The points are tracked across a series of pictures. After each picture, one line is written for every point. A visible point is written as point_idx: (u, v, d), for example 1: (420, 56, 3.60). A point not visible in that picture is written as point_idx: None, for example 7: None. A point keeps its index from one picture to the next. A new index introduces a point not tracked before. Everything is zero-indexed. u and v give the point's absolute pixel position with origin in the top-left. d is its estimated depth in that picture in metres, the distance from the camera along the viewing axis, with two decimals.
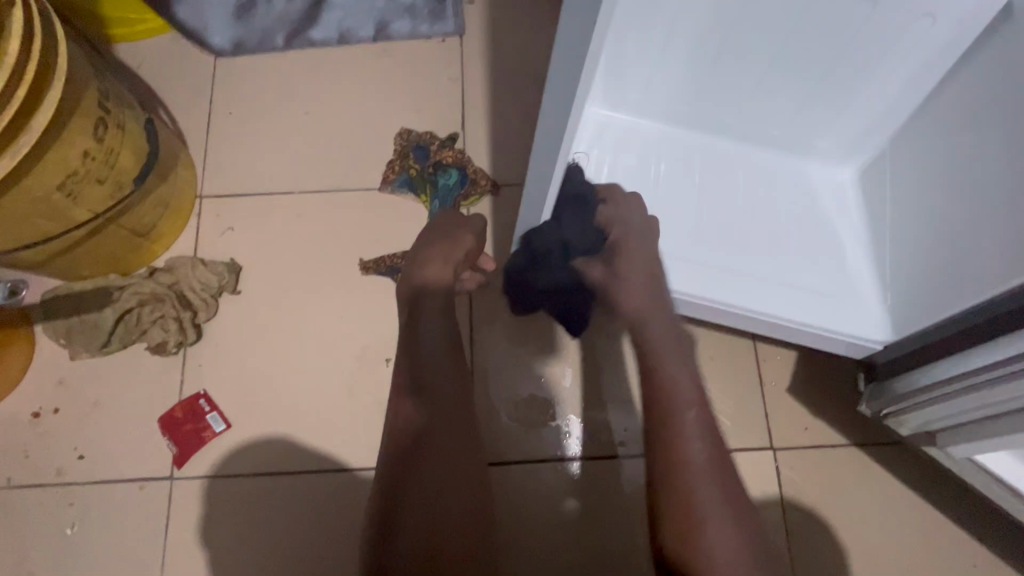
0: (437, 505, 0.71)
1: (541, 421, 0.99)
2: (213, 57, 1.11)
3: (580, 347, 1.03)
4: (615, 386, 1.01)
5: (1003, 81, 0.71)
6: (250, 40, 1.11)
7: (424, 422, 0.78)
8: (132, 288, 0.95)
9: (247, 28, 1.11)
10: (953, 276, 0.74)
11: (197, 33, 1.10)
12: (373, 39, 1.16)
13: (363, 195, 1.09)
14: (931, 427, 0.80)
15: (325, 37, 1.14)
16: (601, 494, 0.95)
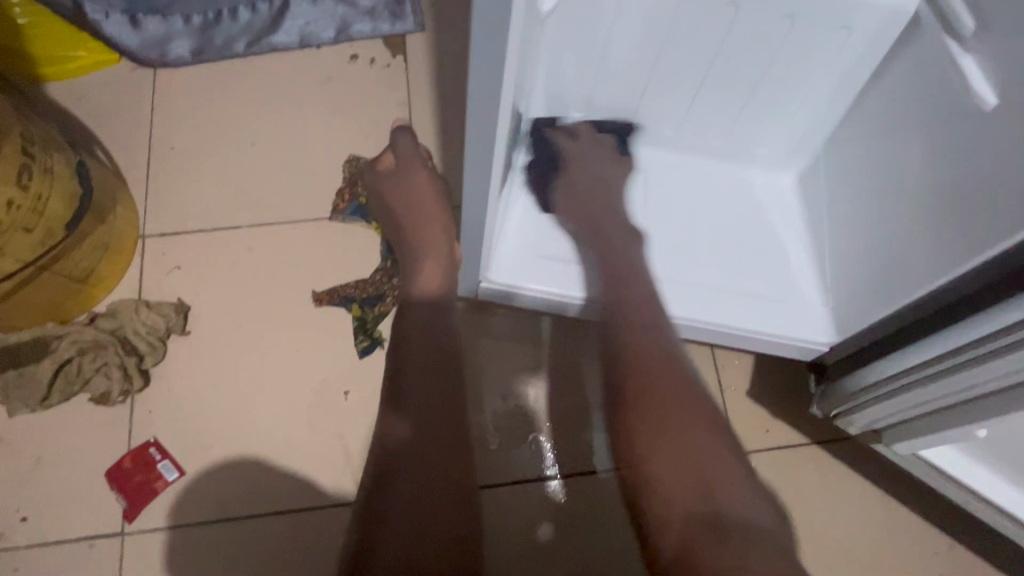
0: (430, 508, 0.62)
1: (521, 436, 0.95)
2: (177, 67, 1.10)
3: (563, 357, 0.98)
4: (579, 405, 0.96)
5: (924, 82, 0.67)
6: (212, 49, 1.10)
7: (425, 423, 0.69)
8: (72, 337, 0.92)
9: (209, 37, 1.08)
10: (885, 282, 0.71)
11: (157, 44, 1.07)
12: (336, 41, 1.13)
13: (314, 224, 1.04)
14: (879, 426, 0.74)
15: (288, 44, 1.11)
16: (579, 505, 0.91)
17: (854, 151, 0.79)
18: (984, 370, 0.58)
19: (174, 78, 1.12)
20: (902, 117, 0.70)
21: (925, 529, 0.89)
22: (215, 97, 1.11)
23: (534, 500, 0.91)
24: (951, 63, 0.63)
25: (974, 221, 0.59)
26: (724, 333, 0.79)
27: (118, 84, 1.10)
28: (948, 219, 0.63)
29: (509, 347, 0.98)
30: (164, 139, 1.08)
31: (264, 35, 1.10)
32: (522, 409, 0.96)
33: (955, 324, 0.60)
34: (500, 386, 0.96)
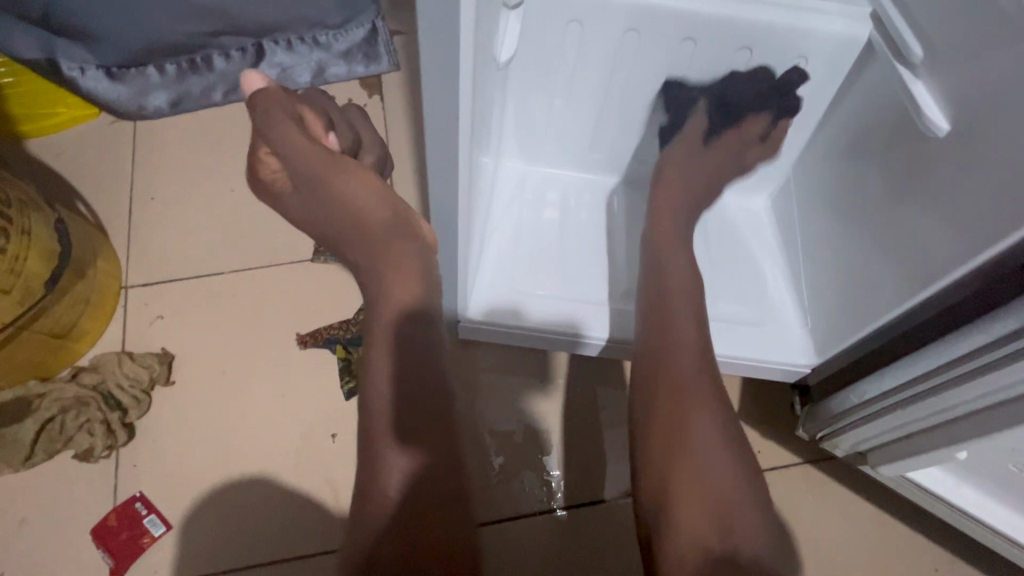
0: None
1: (528, 460, 0.94)
2: (155, 117, 1.12)
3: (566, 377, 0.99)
4: (571, 436, 0.95)
5: (883, 105, 0.68)
6: (189, 98, 1.11)
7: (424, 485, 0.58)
8: (54, 395, 0.91)
9: (184, 87, 1.09)
10: (858, 303, 0.71)
11: (133, 99, 1.08)
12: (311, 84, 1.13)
13: (296, 267, 1.05)
14: (863, 448, 0.74)
15: None
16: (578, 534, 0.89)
17: (822, 174, 0.80)
18: (971, 387, 0.56)
19: (155, 129, 1.13)
20: (865, 141, 0.72)
21: (925, 545, 0.88)
22: (196, 145, 1.13)
23: (539, 533, 0.90)
24: (904, 88, 0.64)
25: (936, 244, 0.60)
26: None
27: (99, 138, 1.12)
28: (912, 241, 0.64)
29: (504, 378, 0.98)
30: (145, 189, 1.09)
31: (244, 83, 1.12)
32: (529, 430, 0.95)
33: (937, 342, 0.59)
34: (494, 419, 0.95)
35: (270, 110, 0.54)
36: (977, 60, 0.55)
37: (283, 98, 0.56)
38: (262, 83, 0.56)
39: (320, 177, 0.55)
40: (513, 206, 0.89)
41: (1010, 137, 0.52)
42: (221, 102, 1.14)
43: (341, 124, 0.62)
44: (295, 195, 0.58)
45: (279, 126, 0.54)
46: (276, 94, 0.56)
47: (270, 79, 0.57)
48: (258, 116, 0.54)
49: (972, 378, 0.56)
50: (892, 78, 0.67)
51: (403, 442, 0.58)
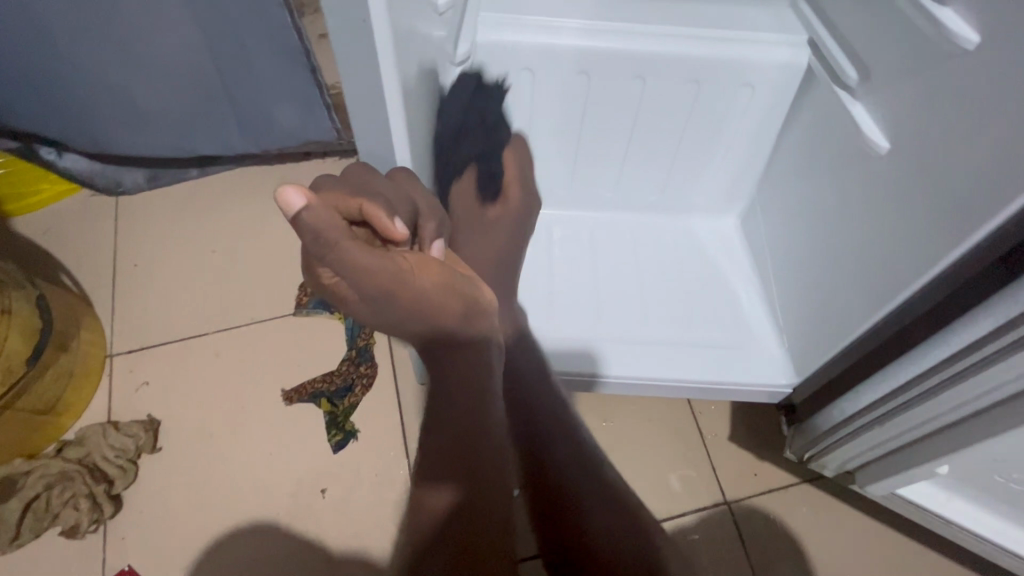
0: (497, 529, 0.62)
1: None
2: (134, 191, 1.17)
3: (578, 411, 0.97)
4: None
5: (829, 127, 0.71)
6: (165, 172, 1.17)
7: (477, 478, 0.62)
8: (38, 471, 0.91)
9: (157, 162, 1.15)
10: (827, 319, 0.71)
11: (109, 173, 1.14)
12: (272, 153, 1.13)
13: (281, 323, 1.06)
14: (851, 465, 0.73)
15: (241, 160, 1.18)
16: None
17: (782, 193, 0.82)
18: (947, 397, 0.56)
19: (138, 199, 1.17)
20: (816, 162, 0.73)
21: (935, 562, 0.85)
22: (177, 211, 1.16)
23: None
24: (845, 110, 0.67)
25: (888, 259, 0.61)
26: (684, 388, 0.79)
27: (83, 211, 1.15)
28: (868, 255, 0.65)
29: None
30: (127, 258, 1.11)
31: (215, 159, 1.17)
32: None
33: (909, 354, 0.59)
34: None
35: (329, 239, 0.40)
36: (905, 80, 0.57)
37: (333, 219, 0.39)
38: (304, 205, 0.37)
39: (392, 288, 0.46)
40: None
41: (942, 153, 0.54)
42: (199, 175, 1.19)
43: (401, 201, 0.48)
44: (366, 309, 0.48)
45: (340, 250, 0.40)
46: (332, 223, 0.39)
47: (311, 193, 0.38)
48: (319, 249, 0.40)
49: (946, 388, 0.56)
50: (834, 100, 0.69)
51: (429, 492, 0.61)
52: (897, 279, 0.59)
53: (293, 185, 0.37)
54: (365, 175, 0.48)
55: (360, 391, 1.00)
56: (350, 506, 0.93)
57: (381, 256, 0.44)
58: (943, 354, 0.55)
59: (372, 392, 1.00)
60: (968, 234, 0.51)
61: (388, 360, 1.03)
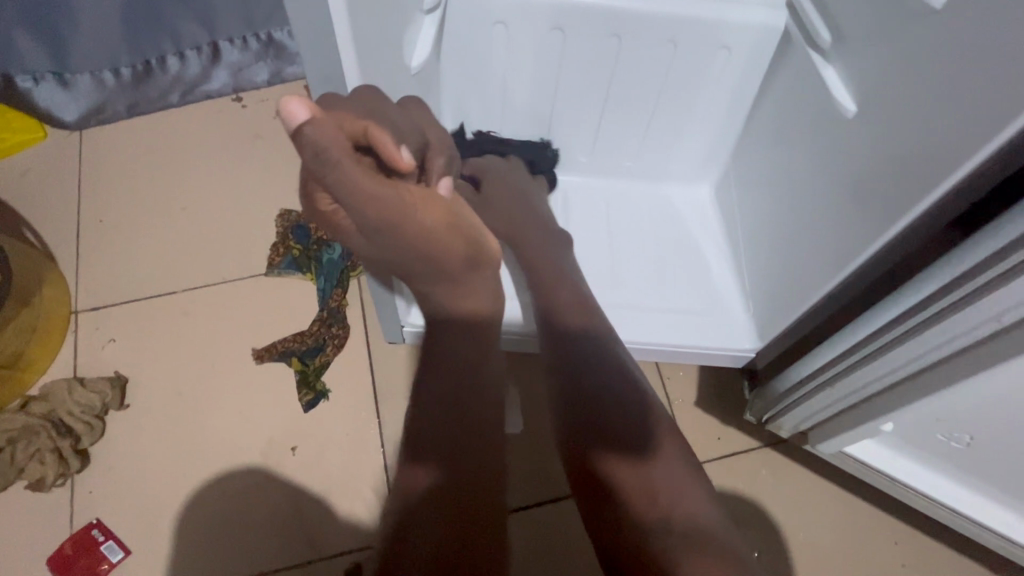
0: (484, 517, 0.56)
1: (517, 464, 0.93)
2: (113, 121, 1.14)
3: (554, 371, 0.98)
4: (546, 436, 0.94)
5: (800, 92, 0.70)
6: (144, 101, 1.13)
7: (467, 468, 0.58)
8: (2, 425, 0.90)
9: (138, 91, 1.11)
10: (790, 284, 0.73)
11: (91, 104, 1.10)
12: (268, 83, 1.17)
13: (251, 282, 1.04)
14: (805, 427, 0.76)
15: (222, 88, 1.15)
16: (556, 534, 0.89)
17: (756, 161, 0.82)
18: (893, 357, 0.58)
19: (103, 152, 1.13)
20: (789, 125, 0.73)
21: (884, 521, 0.90)
22: (145, 166, 1.12)
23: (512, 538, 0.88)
24: (817, 73, 0.66)
25: (849, 223, 0.62)
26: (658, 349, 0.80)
27: (45, 162, 1.11)
28: (832, 219, 0.65)
29: None
30: (92, 213, 1.08)
31: (197, 86, 1.14)
32: (515, 440, 0.94)
33: (863, 317, 0.60)
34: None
35: (334, 159, 0.42)
36: (873, 40, 0.57)
37: (334, 136, 0.42)
38: (307, 119, 0.41)
39: (388, 211, 0.49)
40: None
41: (902, 117, 0.54)
42: (179, 103, 1.16)
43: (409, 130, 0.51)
44: (360, 233, 0.52)
45: (342, 171, 0.43)
46: (336, 140, 0.41)
47: (318, 109, 0.41)
48: (319, 168, 0.42)
49: (891, 351, 0.58)
50: (807, 63, 0.68)
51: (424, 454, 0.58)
52: (857, 243, 0.60)
53: (300, 99, 0.41)
54: (373, 99, 0.49)
55: (331, 352, 1.00)
56: (319, 464, 0.94)
57: (376, 183, 0.46)
58: (897, 312, 0.56)
59: (343, 353, 1.00)
60: (920, 196, 0.52)
61: (361, 322, 1.03)
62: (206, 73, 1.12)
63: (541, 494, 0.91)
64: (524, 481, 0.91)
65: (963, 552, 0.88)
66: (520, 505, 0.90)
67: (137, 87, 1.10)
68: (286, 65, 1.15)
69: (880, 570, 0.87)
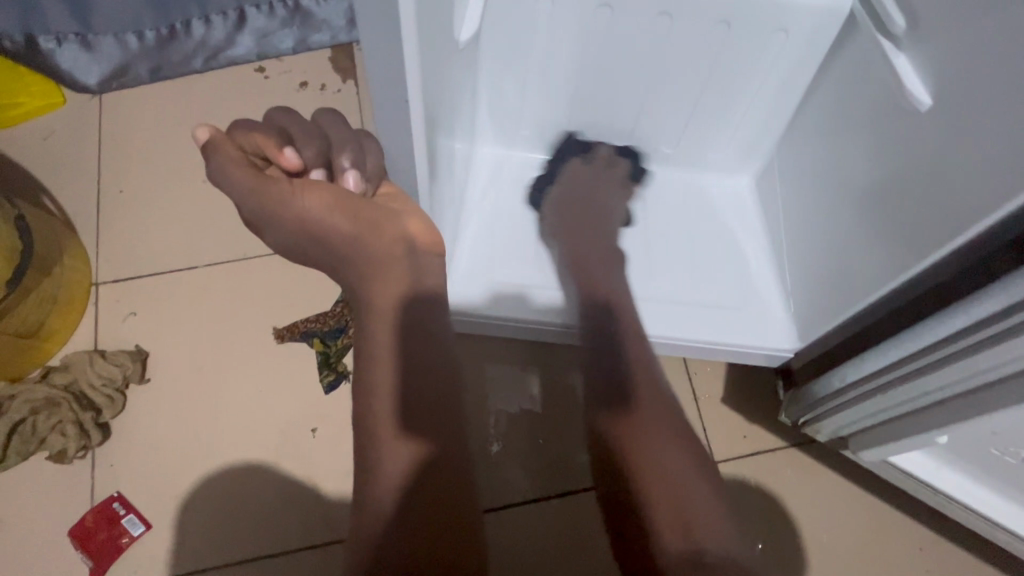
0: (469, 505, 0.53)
1: (531, 451, 0.92)
2: (136, 84, 1.12)
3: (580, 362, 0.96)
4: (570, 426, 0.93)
5: (863, 82, 0.66)
6: (167, 64, 1.10)
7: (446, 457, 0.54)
8: (23, 396, 0.89)
9: (162, 54, 1.08)
10: (837, 285, 0.70)
11: (114, 66, 1.07)
12: (293, 51, 1.14)
13: (273, 260, 1.02)
14: (846, 431, 0.74)
15: (246, 55, 1.12)
16: (575, 524, 0.88)
17: (804, 154, 0.78)
18: (949, 370, 0.55)
19: (123, 120, 1.10)
20: (846, 119, 0.69)
21: (910, 528, 0.88)
22: (165, 136, 1.10)
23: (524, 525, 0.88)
24: (886, 62, 0.62)
25: (910, 225, 0.59)
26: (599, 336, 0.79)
27: (64, 129, 1.09)
28: (891, 221, 0.62)
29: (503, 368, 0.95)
30: (112, 183, 1.06)
31: (221, 51, 1.11)
32: (530, 429, 0.93)
33: (920, 326, 0.57)
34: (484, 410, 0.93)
35: (218, 166, 0.51)
36: (953, 28, 0.53)
37: (217, 149, 0.51)
38: (200, 139, 0.52)
39: (277, 210, 0.52)
40: (493, 193, 0.87)
41: (983, 114, 0.51)
42: (202, 69, 1.13)
43: (307, 135, 0.52)
44: (269, 231, 0.55)
45: (224, 175, 0.51)
46: (213, 151, 0.51)
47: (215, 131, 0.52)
48: (218, 176, 0.52)
49: (948, 363, 0.55)
50: (874, 52, 0.64)
51: (411, 433, 0.53)
52: (919, 247, 0.57)
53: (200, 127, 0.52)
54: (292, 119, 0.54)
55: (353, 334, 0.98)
56: (339, 447, 0.93)
57: (257, 177, 0.50)
58: (956, 325, 0.53)
59: None
60: (997, 203, 0.49)
61: None
62: (231, 38, 1.09)
63: (561, 485, 0.90)
64: (532, 468, 0.90)
65: (992, 563, 0.86)
66: (538, 496, 0.89)
67: (161, 50, 1.07)
68: (313, 33, 1.12)
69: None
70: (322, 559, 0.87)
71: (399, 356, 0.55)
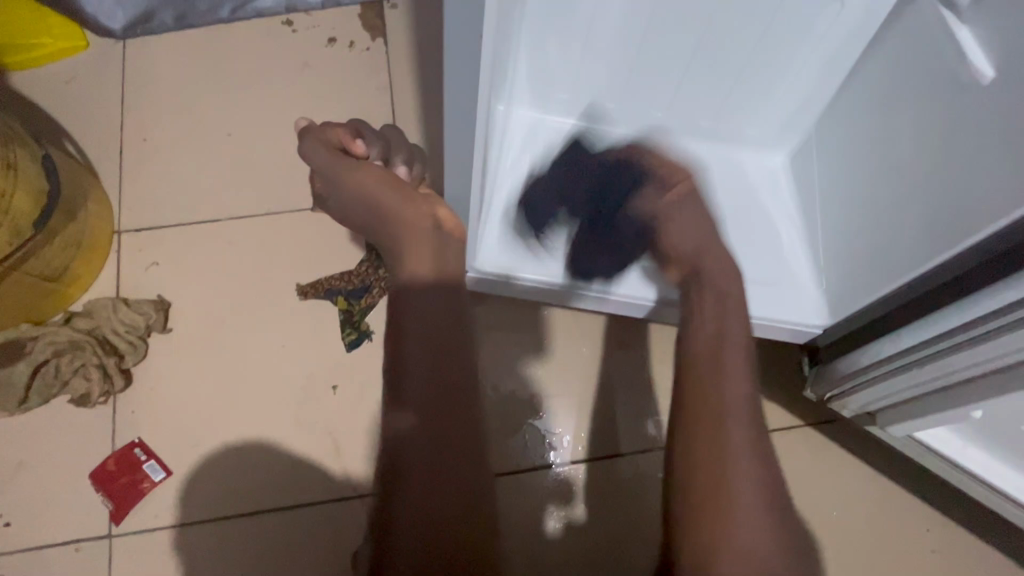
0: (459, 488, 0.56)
1: (521, 423, 0.92)
2: (160, 33, 1.10)
3: (602, 332, 0.96)
4: (586, 394, 0.93)
5: (919, 54, 0.66)
6: (193, 12, 1.08)
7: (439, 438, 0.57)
8: (46, 338, 0.90)
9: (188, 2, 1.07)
10: (874, 261, 0.70)
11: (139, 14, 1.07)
12: (323, 5, 1.11)
13: (297, 216, 1.01)
14: (872, 407, 0.74)
15: (273, 7, 1.10)
16: (575, 495, 0.89)
17: (844, 131, 0.78)
18: (983, 347, 0.55)
19: (147, 67, 1.08)
20: (895, 95, 0.69)
21: (920, 510, 0.89)
22: (189, 86, 1.08)
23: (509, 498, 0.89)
24: (947, 33, 0.61)
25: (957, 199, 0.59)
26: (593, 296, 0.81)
27: (87, 73, 1.06)
28: (937, 198, 0.62)
29: (506, 337, 0.95)
30: (135, 131, 1.05)
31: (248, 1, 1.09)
32: (525, 400, 0.93)
33: (960, 301, 0.57)
34: None
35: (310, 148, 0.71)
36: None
37: (313, 136, 0.72)
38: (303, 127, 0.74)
39: (343, 172, 0.68)
40: (528, 155, 0.86)
41: None
42: (228, 19, 1.11)
43: (373, 139, 0.75)
44: (332, 199, 0.71)
45: (313, 153, 0.70)
46: (309, 138, 0.72)
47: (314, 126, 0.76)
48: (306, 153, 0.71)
49: (982, 341, 0.55)
50: (934, 23, 0.63)
51: (413, 408, 0.58)
52: (968, 221, 0.57)
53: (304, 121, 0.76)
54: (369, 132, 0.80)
55: (377, 294, 0.98)
56: (359, 404, 0.93)
57: (336, 153, 0.70)
58: (989, 307, 0.54)
59: (389, 296, 0.98)
60: None
61: None
62: None
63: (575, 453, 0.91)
64: (536, 435, 0.92)
65: (999, 548, 0.88)
66: (551, 460, 0.90)
67: None
68: None
69: (910, 557, 0.87)
70: (339, 514, 0.88)
71: (404, 343, 0.61)
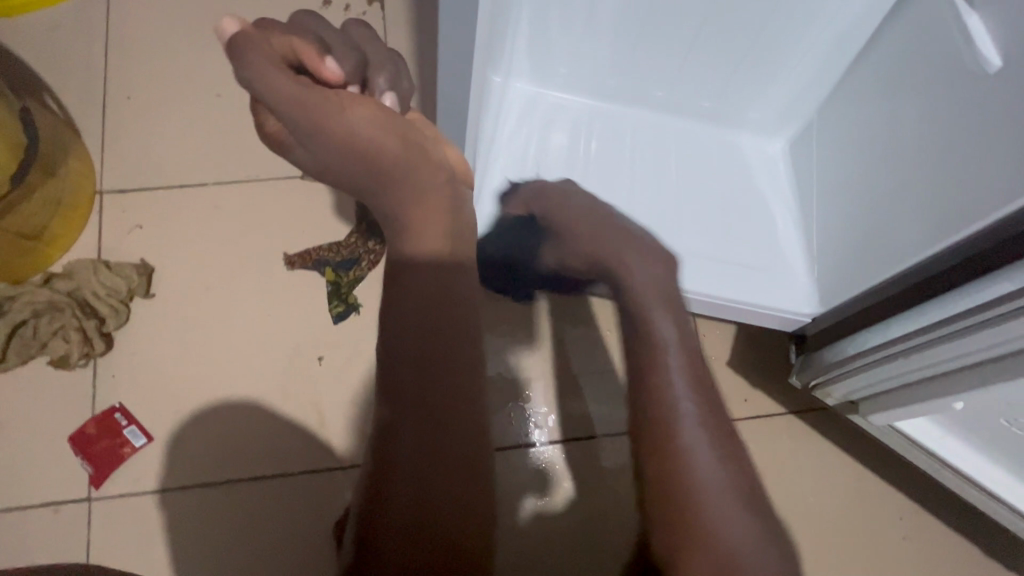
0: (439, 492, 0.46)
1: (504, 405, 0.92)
2: None
3: (593, 314, 0.96)
4: (573, 375, 0.93)
5: (927, 40, 0.64)
6: None
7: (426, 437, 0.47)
8: (24, 298, 0.87)
9: None
10: (868, 251, 0.70)
11: None
12: None
13: (285, 184, 0.99)
14: (855, 397, 0.75)
15: None
16: (557, 475, 0.89)
17: (847, 118, 0.77)
18: (969, 341, 0.55)
19: (132, 21, 1.04)
20: (902, 82, 0.68)
21: (895, 499, 0.91)
22: (176, 43, 1.04)
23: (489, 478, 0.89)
24: (958, 20, 0.60)
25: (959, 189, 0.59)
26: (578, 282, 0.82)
27: (68, 24, 1.02)
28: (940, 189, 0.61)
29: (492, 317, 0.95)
30: (118, 88, 1.01)
31: None
32: (510, 381, 0.93)
33: (950, 293, 0.57)
34: None
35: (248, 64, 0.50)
36: None
37: (256, 46, 0.50)
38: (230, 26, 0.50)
39: (317, 113, 0.51)
40: (524, 131, 0.84)
41: None
42: None
43: (348, 49, 0.56)
44: (301, 148, 0.53)
45: (258, 72, 0.49)
46: (243, 46, 0.49)
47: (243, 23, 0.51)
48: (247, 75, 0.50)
49: (967, 334, 0.55)
50: (945, 8, 0.62)
51: (393, 398, 0.47)
52: (967, 212, 0.57)
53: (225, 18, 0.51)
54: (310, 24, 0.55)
55: (366, 267, 0.96)
56: (346, 377, 0.93)
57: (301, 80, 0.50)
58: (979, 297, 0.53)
59: (378, 269, 0.96)
60: None
61: None
62: None
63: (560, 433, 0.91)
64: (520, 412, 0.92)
65: (970, 537, 0.90)
66: (533, 440, 0.91)
67: None
68: None
69: (883, 543, 0.90)
70: (322, 486, 0.88)
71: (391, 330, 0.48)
